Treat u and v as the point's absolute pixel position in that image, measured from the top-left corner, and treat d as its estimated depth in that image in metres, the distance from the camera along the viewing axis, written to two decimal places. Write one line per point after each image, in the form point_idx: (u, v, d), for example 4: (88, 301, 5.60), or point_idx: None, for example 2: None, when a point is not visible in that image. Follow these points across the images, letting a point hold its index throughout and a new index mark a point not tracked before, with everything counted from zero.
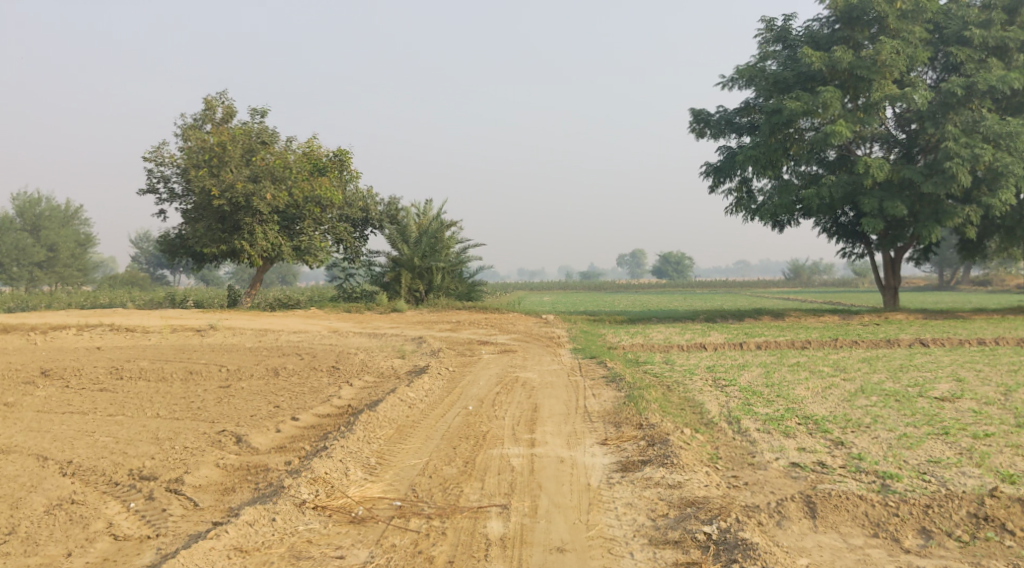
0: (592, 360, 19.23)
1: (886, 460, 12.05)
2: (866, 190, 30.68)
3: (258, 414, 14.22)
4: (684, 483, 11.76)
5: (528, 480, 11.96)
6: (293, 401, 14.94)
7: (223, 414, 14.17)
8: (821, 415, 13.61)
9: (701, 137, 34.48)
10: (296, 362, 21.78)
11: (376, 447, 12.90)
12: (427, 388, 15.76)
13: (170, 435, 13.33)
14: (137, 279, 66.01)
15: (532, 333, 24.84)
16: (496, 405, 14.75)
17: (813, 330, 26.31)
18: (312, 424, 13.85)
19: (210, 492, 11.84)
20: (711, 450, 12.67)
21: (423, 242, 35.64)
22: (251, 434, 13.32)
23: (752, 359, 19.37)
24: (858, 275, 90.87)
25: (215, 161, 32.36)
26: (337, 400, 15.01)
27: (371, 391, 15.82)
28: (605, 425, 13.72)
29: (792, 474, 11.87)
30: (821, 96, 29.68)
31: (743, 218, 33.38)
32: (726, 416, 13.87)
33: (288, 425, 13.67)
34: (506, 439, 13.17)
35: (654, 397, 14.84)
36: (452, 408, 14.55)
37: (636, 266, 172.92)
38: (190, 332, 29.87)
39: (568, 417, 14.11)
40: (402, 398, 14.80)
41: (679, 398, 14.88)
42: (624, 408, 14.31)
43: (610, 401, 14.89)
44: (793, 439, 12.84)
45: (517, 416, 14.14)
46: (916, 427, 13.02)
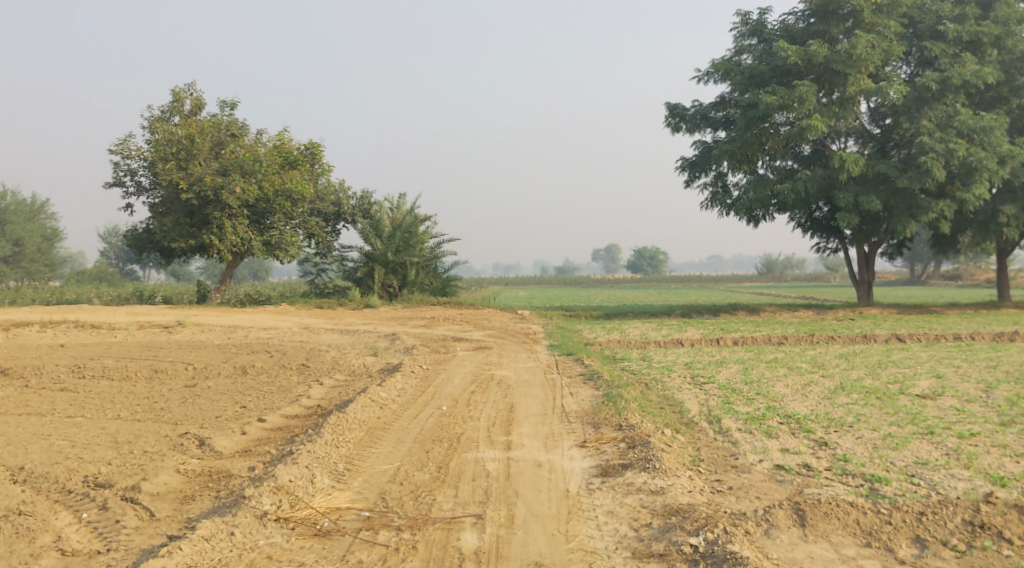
0: (569, 357, 18.90)
1: (873, 462, 11.81)
2: (841, 185, 30.56)
3: (223, 415, 13.78)
4: (667, 489, 11.44)
5: (504, 487, 11.60)
6: (261, 401, 14.51)
7: (186, 416, 13.71)
8: (802, 415, 13.35)
9: (677, 131, 34.25)
10: (266, 360, 21.29)
11: (346, 452, 12.50)
12: (399, 387, 15.36)
13: (130, 438, 12.86)
14: (106, 274, 65.06)
15: (507, 330, 24.47)
16: (470, 405, 14.39)
17: (789, 326, 26.15)
18: (279, 426, 13.42)
19: (168, 502, 11.40)
20: (693, 452, 12.38)
21: (396, 236, 35.10)
22: (215, 438, 12.87)
23: (730, 355, 19.13)
24: (831, 269, 91.28)
25: (182, 154, 31.75)
26: (306, 400, 14.58)
27: (343, 390, 15.42)
28: (584, 425, 13.39)
29: (777, 478, 11.60)
30: (797, 91, 29.52)
31: (718, 213, 33.20)
32: (706, 415, 13.59)
33: (253, 427, 13.24)
34: (482, 442, 12.81)
35: (633, 395, 14.54)
36: (425, 408, 14.17)
37: (610, 261, 173.02)
38: (158, 329, 29.28)
39: (545, 417, 13.77)
40: (374, 399, 14.40)
41: (658, 397, 14.59)
42: (602, 408, 13.99)
43: (588, 400, 14.57)
44: (776, 439, 12.58)
45: (492, 417, 13.79)
46: (900, 426, 12.80)
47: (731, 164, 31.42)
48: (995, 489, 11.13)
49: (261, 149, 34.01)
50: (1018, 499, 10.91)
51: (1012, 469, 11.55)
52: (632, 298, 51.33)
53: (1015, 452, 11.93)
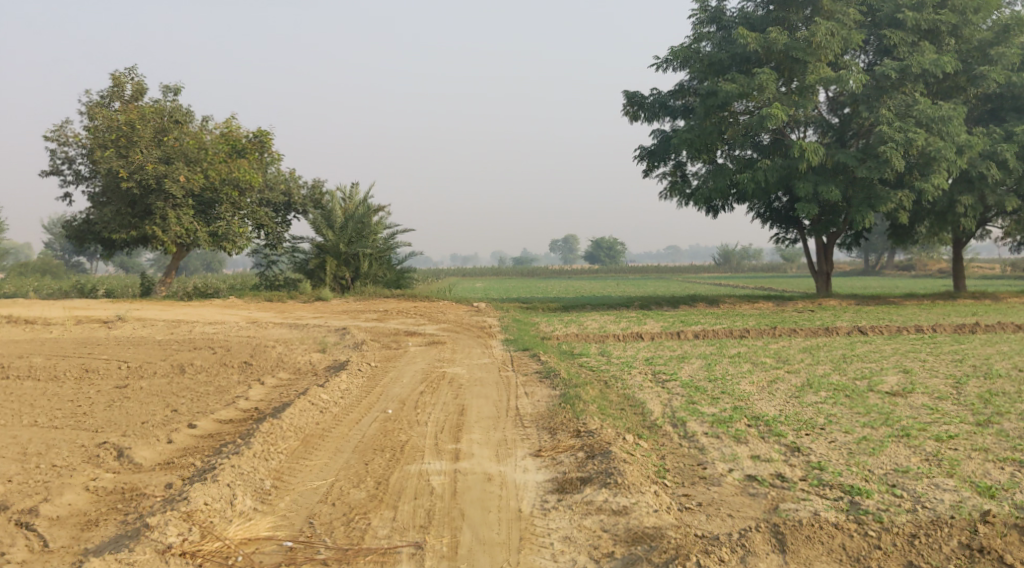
0: (525, 353, 18.11)
1: (851, 471, 11.22)
2: (800, 175, 30.11)
3: (150, 420, 12.83)
4: (630, 508, 10.71)
5: (449, 508, 10.81)
6: (194, 404, 13.57)
7: (109, 422, 12.74)
8: (771, 416, 12.73)
9: (635, 120, 33.62)
10: (207, 357, 20.30)
11: (277, 465, 11.63)
12: (342, 388, 14.49)
13: (40, 449, 11.86)
14: (51, 266, 63.27)
15: (462, 323, 23.64)
16: (418, 407, 13.57)
17: (749, 319, 25.64)
18: (208, 434, 12.46)
19: (67, 528, 10.43)
20: (657, 461, 11.70)
21: (348, 227, 34.07)
22: (134, 448, 11.90)
23: (690, 349, 18.50)
24: (787, 259, 91.52)
25: (122, 141, 30.48)
26: (242, 402, 13.68)
27: (285, 391, 14.52)
28: (539, 431, 12.64)
29: (749, 492, 10.97)
30: (756, 79, 29.04)
31: (676, 203, 32.66)
32: (670, 417, 12.92)
33: (179, 436, 12.27)
34: (428, 452, 12.01)
35: (592, 396, 13.81)
36: (369, 412, 13.32)
37: (568, 251, 172.75)
38: (97, 324, 28.12)
39: (498, 421, 13.00)
40: (314, 401, 13.51)
41: (618, 396, 13.88)
42: (559, 411, 13.24)
43: (543, 401, 13.80)
44: (745, 444, 11.96)
45: (441, 421, 12.98)
46: (874, 428, 12.24)
47: (689, 154, 30.86)
48: (978, 503, 10.54)
49: (208, 137, 32.80)
50: (1011, 515, 10.32)
51: (997, 477, 11.01)
52: (591, 288, 50.63)
53: (997, 457, 11.41)
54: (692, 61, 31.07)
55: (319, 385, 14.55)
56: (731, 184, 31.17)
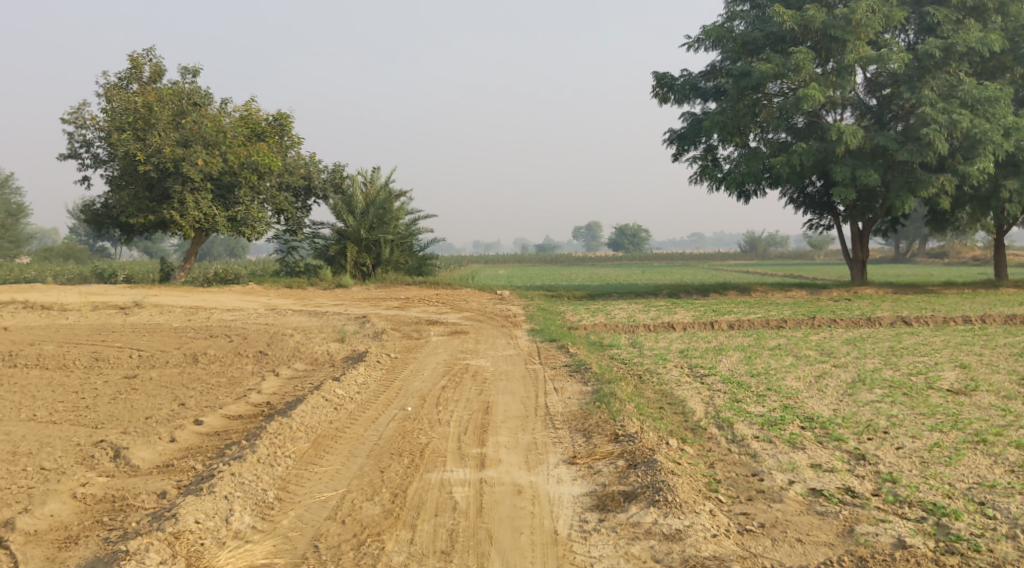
0: (552, 344, 17.23)
1: (929, 485, 10.37)
2: (837, 158, 29.00)
3: (155, 415, 12.09)
4: (684, 533, 9.82)
5: (474, 528, 9.97)
6: (203, 398, 12.84)
7: (111, 416, 12.02)
8: (827, 417, 11.89)
9: (664, 102, 32.60)
10: (221, 345, 19.57)
11: (284, 472, 10.84)
12: (359, 381, 13.68)
13: (32, 448, 11.15)
14: (75, 251, 63.03)
15: (486, 311, 22.82)
16: (440, 404, 12.75)
17: (785, 308, 24.67)
18: (213, 432, 11.70)
19: (44, 546, 9.67)
20: (706, 471, 10.87)
21: (370, 213, 33.25)
22: (132, 449, 11.16)
23: (727, 341, 17.56)
24: (813, 246, 90.04)
25: (140, 123, 29.78)
26: (254, 396, 12.92)
27: (299, 384, 13.75)
28: (573, 434, 11.79)
29: (817, 510, 10.10)
30: (793, 58, 27.95)
31: (707, 187, 31.65)
32: (714, 418, 12.07)
33: (182, 436, 11.52)
34: (450, 457, 11.18)
35: (628, 393, 12.96)
36: (386, 410, 12.50)
37: (591, 238, 171.61)
38: (113, 310, 27.50)
39: (527, 422, 12.16)
40: (328, 398, 12.71)
41: (655, 394, 13.03)
42: (594, 411, 12.37)
43: (575, 399, 12.96)
44: (804, 451, 11.12)
45: (465, 421, 12.15)
46: (944, 433, 11.38)
47: (721, 137, 29.81)
48: None
49: (227, 120, 32.10)
50: None
51: None
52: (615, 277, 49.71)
53: None
54: (725, 40, 30.02)
55: (336, 377, 13.77)
56: (765, 168, 30.13)
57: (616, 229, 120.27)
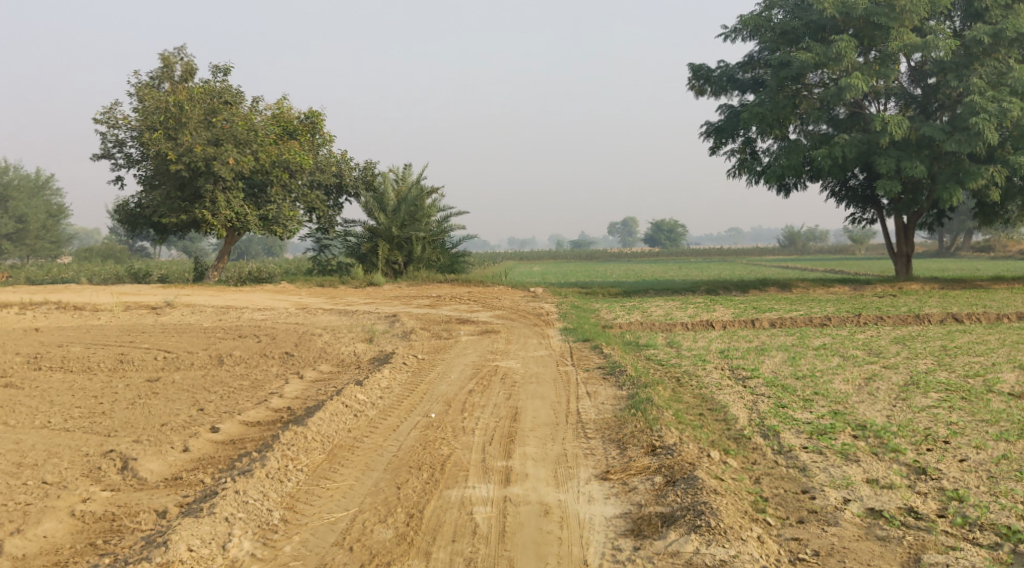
0: (586, 345, 16.64)
1: (1000, 504, 9.84)
2: (881, 149, 28.09)
3: (170, 422, 11.76)
4: (732, 562, 9.23)
5: (495, 554, 9.46)
6: (222, 402, 12.47)
7: (125, 424, 11.70)
8: (880, 425, 11.30)
9: (701, 94, 31.83)
10: (248, 346, 19.19)
11: (293, 488, 10.39)
12: (383, 385, 13.19)
13: (40, 458, 10.85)
14: (114, 251, 63.29)
15: (518, 310, 22.25)
16: (466, 410, 12.23)
17: (828, 305, 23.86)
18: (228, 441, 11.33)
19: None
20: (752, 487, 10.29)
21: (401, 210, 32.80)
22: (141, 460, 10.81)
23: (769, 340, 16.86)
24: (854, 241, 88.42)
25: (171, 122, 29.55)
26: (275, 401, 12.52)
27: (323, 387, 13.29)
28: (607, 445, 11.20)
29: (878, 534, 9.56)
30: (834, 46, 27.07)
31: (746, 181, 30.86)
32: (758, 426, 11.48)
33: (195, 445, 11.16)
34: (473, 471, 10.66)
35: (665, 398, 12.37)
36: (408, 417, 12.00)
37: (627, 235, 170.45)
38: (144, 310, 27.30)
39: (557, 430, 11.61)
40: (348, 404, 12.25)
41: (695, 398, 12.43)
42: (629, 419, 11.76)
43: (610, 404, 12.37)
44: (859, 465, 10.55)
45: (490, 429, 11.62)
46: (1009, 443, 10.78)
47: (761, 129, 29.00)
48: None
49: (258, 118, 31.80)
50: None
51: None
52: (652, 274, 48.90)
53: None
54: (763, 30, 29.24)
55: (359, 381, 13.30)
56: (805, 161, 29.30)
57: (652, 224, 119.12)
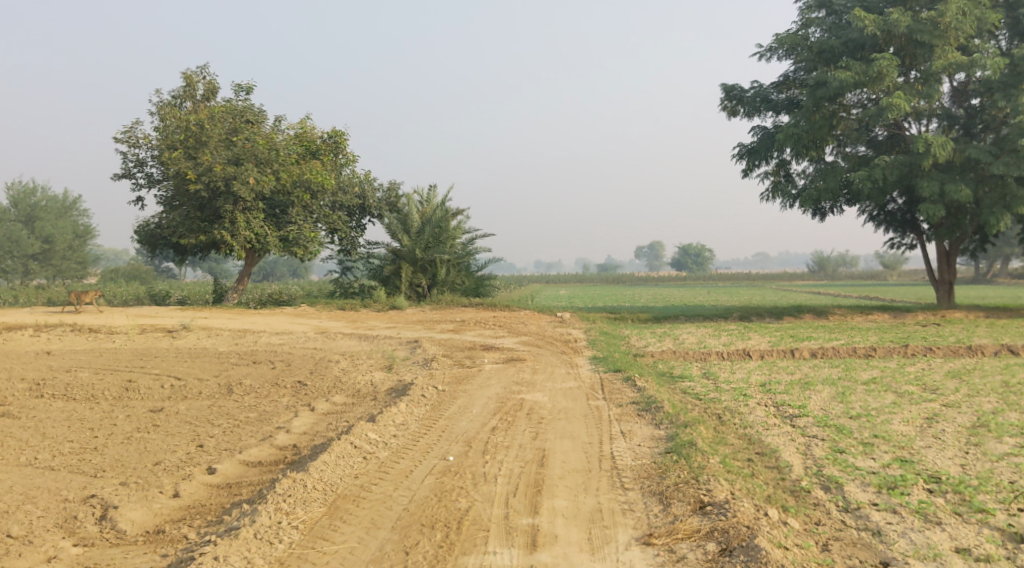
0: (617, 376, 15.60)
1: None
2: (923, 172, 26.94)
3: (164, 462, 11.19)
4: None
5: None
6: (224, 437, 11.87)
7: (115, 462, 11.17)
8: (959, 478, 10.60)
9: (734, 115, 30.85)
10: (260, 373, 18.33)
11: (283, 552, 9.68)
12: (397, 423, 12.33)
13: (17, 501, 10.36)
14: (141, 272, 62.95)
15: (544, 336, 21.25)
16: (486, 453, 11.42)
17: (870, 334, 22.74)
18: (223, 485, 10.79)
19: None
20: (821, 558, 9.55)
21: (425, 232, 31.83)
22: (122, 509, 10.27)
23: (814, 373, 15.76)
24: (886, 266, 86.63)
25: (191, 141, 28.88)
26: (280, 439, 11.83)
27: (335, 421, 12.49)
28: (651, 501, 10.42)
29: None
30: (875, 65, 26.02)
31: (780, 205, 29.82)
32: (818, 476, 10.74)
33: (185, 490, 10.62)
34: (494, 532, 9.93)
35: (708, 442, 11.52)
36: (424, 460, 11.22)
37: (653, 259, 168.97)
38: (161, 333, 26.56)
39: (589, 479, 10.84)
40: (357, 445, 11.49)
41: (742, 441, 11.58)
42: (672, 467, 10.97)
43: (648, 449, 11.49)
44: (943, 529, 9.83)
45: (515, 477, 10.85)
46: None
47: (796, 150, 28.01)
48: None
49: (281, 138, 31.13)
50: None
51: None
52: (683, 299, 47.57)
53: None
54: (800, 49, 28.23)
55: (372, 417, 12.48)
56: (843, 184, 28.25)
57: (679, 249, 117.86)
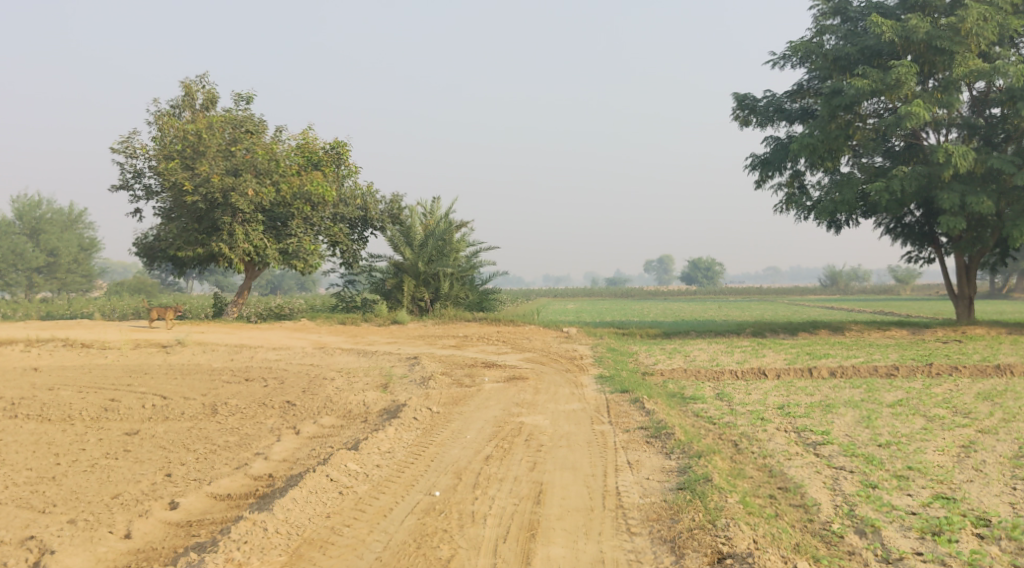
0: (625, 396, 14.69)
1: None
2: (943, 183, 25.95)
3: (122, 497, 10.66)
4: None
5: None
6: (192, 469, 11.28)
7: (69, 495, 10.70)
8: (1012, 520, 10.00)
9: (746, 125, 29.91)
10: (250, 392, 17.45)
11: None
12: (384, 451, 11.73)
13: None
14: (146, 285, 62.18)
15: (549, 353, 20.37)
16: (477, 487, 10.85)
17: (891, 352, 21.76)
18: (184, 522, 10.28)
19: None
20: None
21: (428, 245, 30.95)
22: (60, 555, 9.78)
23: (834, 394, 14.82)
24: (900, 281, 85.26)
25: (189, 151, 28.12)
26: (253, 470, 11.23)
27: (318, 448, 11.90)
28: (670, 550, 9.82)
29: None
30: (893, 73, 25.03)
31: (795, 217, 28.86)
32: (852, 516, 10.16)
33: (137, 529, 10.11)
34: None
35: (722, 477, 10.86)
36: (407, 497, 10.67)
37: (664, 273, 167.83)
38: (154, 348, 25.68)
39: (591, 521, 10.26)
40: (334, 478, 10.94)
41: (762, 474, 10.97)
42: (684, 507, 10.35)
43: (659, 485, 10.84)
44: None
45: (507, 520, 10.27)
46: None
47: (811, 161, 27.06)
48: None
49: (282, 148, 30.33)
50: None
51: None
52: (693, 312, 46.38)
53: None
54: (814, 57, 27.27)
55: (356, 444, 11.87)
56: (860, 197, 27.29)
57: (689, 263, 116.75)
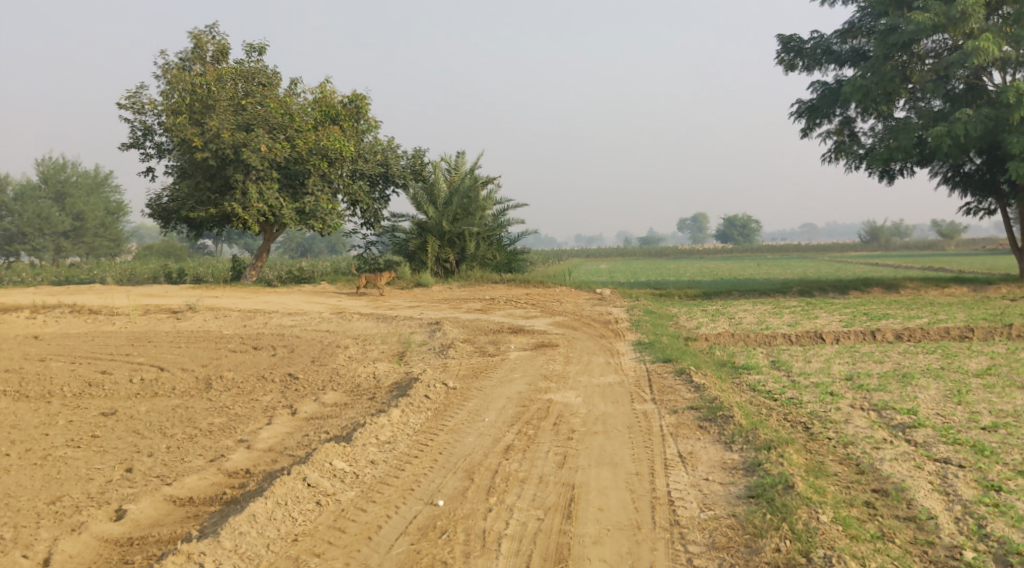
0: (669, 367, 13.00)
1: None
2: (1011, 127, 23.70)
3: (61, 503, 9.41)
4: None
5: None
6: (153, 468, 10.01)
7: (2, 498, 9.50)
8: None
9: (791, 70, 27.77)
10: (254, 362, 15.99)
11: None
12: (385, 447, 10.32)
13: None
14: (176, 249, 60.95)
15: (582, 317, 18.65)
16: (488, 496, 9.38)
17: (958, 311, 19.78)
18: (124, 540, 8.97)
19: None
20: None
21: (453, 202, 29.18)
22: None
23: (909, 362, 13.01)
24: (944, 237, 82.27)
25: (197, 105, 26.37)
26: (220, 474, 9.87)
27: (302, 440, 10.50)
28: None
29: None
30: (958, 5, 22.74)
31: (845, 167, 26.76)
32: (985, 534, 8.65)
33: (61, 551, 8.81)
34: None
35: (809, 483, 9.28)
36: (402, 508, 9.26)
37: (698, 232, 164.96)
38: (164, 314, 24.23)
39: (633, 550, 8.69)
40: (314, 485, 9.56)
41: (847, 471, 9.53)
42: (766, 528, 8.79)
43: (720, 495, 9.31)
44: None
45: (530, 552, 8.70)
46: None
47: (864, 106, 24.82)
48: None
49: (298, 102, 28.65)
50: None
51: None
52: (734, 270, 44.17)
53: None
54: None
55: (351, 434, 10.54)
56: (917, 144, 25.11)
57: (724, 221, 114.10)
